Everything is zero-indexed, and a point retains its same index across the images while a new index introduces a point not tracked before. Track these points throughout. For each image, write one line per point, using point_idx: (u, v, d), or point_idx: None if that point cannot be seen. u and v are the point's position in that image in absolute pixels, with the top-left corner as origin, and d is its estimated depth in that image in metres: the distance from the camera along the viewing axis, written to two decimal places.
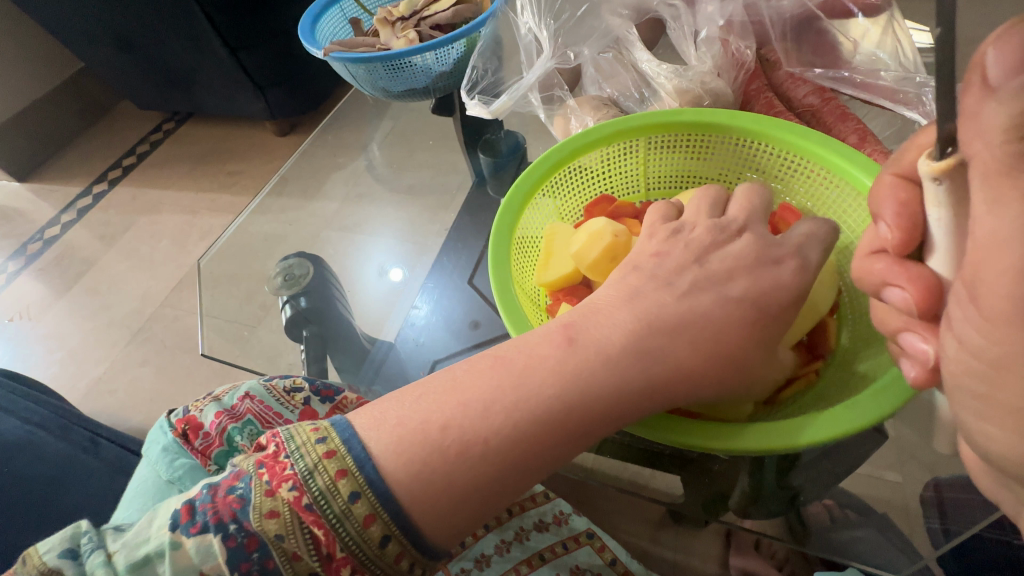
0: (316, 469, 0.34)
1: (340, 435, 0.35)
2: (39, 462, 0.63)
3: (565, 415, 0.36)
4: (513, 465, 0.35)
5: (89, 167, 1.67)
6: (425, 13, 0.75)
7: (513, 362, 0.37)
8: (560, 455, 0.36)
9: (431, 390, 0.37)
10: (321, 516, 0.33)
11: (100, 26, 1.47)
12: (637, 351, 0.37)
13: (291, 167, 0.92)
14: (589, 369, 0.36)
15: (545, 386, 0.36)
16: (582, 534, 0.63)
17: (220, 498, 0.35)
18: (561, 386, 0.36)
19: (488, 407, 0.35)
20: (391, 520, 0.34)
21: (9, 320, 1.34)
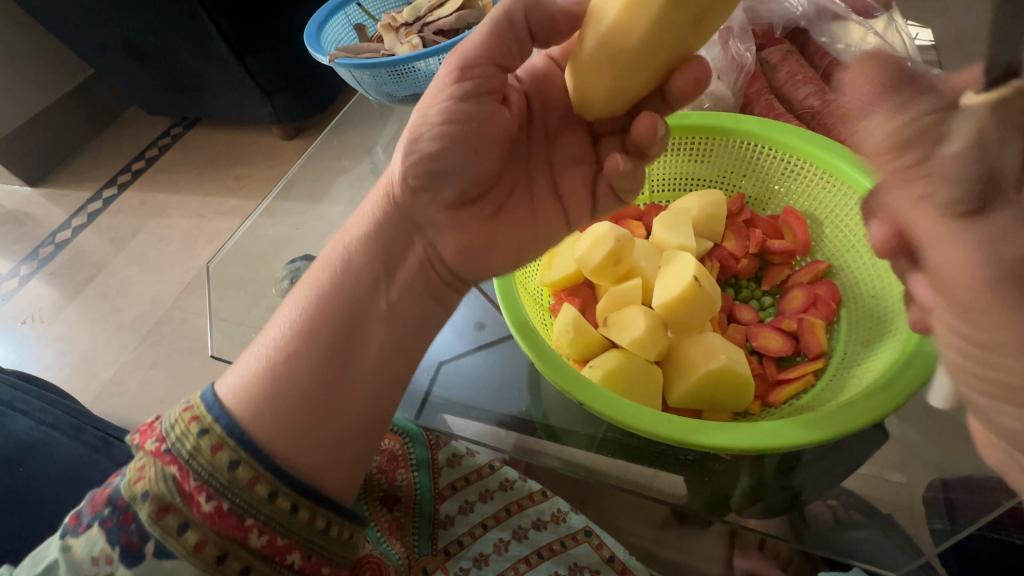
0: (181, 431, 0.39)
1: (205, 403, 0.41)
2: (52, 461, 0.64)
3: (311, 332, 0.43)
4: (281, 380, 0.42)
5: (99, 172, 1.70)
6: (428, 19, 0.76)
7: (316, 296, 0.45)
8: (306, 368, 0.43)
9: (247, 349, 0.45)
10: (174, 460, 0.38)
11: (110, 33, 1.49)
12: (418, 272, 0.46)
13: (297, 171, 0.94)
14: (310, 304, 0.44)
15: (318, 316, 0.44)
16: (579, 532, 0.64)
17: (100, 489, 0.39)
18: (340, 307, 0.44)
19: (278, 344, 0.43)
20: (253, 458, 0.39)
21: (22, 323, 1.36)
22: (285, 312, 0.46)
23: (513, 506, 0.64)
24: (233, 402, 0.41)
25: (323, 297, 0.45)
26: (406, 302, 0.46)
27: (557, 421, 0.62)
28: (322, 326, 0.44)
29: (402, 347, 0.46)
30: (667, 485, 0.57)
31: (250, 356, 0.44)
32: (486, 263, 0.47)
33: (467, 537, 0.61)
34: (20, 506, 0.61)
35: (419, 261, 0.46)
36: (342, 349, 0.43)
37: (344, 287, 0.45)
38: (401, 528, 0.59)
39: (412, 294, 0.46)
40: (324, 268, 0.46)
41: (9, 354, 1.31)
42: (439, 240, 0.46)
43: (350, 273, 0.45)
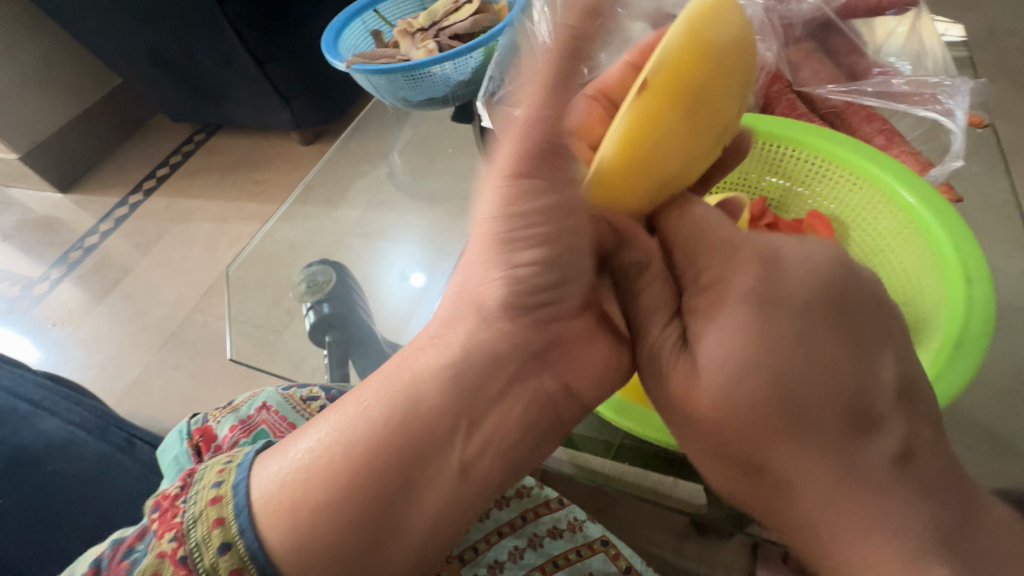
0: (204, 538, 0.36)
1: (236, 504, 0.37)
2: (79, 462, 0.66)
3: (386, 483, 0.37)
4: (348, 530, 0.36)
5: (126, 178, 1.75)
6: (444, 24, 0.77)
7: (400, 437, 0.37)
8: (375, 521, 0.36)
9: (314, 463, 0.37)
10: (191, 570, 0.35)
11: (137, 43, 1.54)
12: (524, 411, 0.40)
13: (316, 175, 0.95)
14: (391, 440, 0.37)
15: (393, 461, 0.37)
16: (596, 540, 0.63)
17: (117, 560, 0.38)
18: (421, 454, 0.37)
19: (342, 485, 0.36)
20: None
21: (52, 325, 1.41)
22: (332, 428, 0.39)
23: (529, 513, 0.63)
24: (268, 530, 0.36)
25: (390, 436, 0.37)
26: (487, 463, 0.39)
27: (575, 428, 0.61)
28: (377, 471, 0.37)
29: (462, 496, 0.39)
30: (685, 494, 0.55)
31: (297, 467, 0.38)
32: (595, 382, 0.42)
33: (481, 543, 0.61)
34: (48, 506, 0.63)
35: (523, 387, 0.40)
36: (400, 507, 0.37)
37: (405, 425, 0.38)
38: None
39: (491, 440, 0.39)
40: (393, 397, 0.38)
41: (39, 355, 1.35)
42: (548, 377, 0.40)
43: (417, 398, 0.38)
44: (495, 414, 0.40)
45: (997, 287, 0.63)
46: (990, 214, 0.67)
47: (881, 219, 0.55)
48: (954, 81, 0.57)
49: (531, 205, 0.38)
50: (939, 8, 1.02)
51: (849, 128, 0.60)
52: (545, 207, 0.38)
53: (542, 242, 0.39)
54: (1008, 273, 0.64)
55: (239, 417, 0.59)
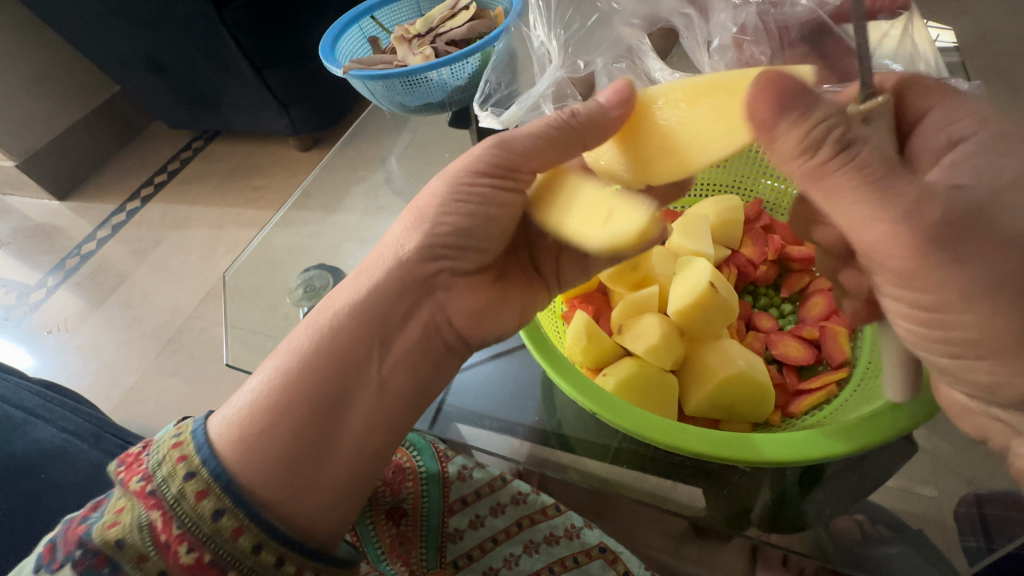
0: (167, 472, 0.39)
1: (195, 441, 0.41)
2: (72, 469, 0.65)
3: (312, 391, 0.43)
4: (286, 430, 0.42)
5: (124, 185, 1.75)
6: (441, 30, 0.77)
7: (319, 357, 0.44)
8: (309, 423, 0.42)
9: (245, 396, 0.43)
10: (159, 499, 0.38)
11: (135, 51, 1.54)
12: (428, 333, 0.48)
13: (313, 181, 0.95)
14: (311, 362, 0.44)
15: (317, 375, 0.43)
16: (594, 548, 0.62)
17: (73, 527, 0.39)
18: (340, 368, 0.44)
19: (279, 398, 0.42)
20: (227, 501, 0.38)
21: (48, 332, 1.40)
22: (266, 368, 0.45)
23: (524, 520, 0.63)
24: (222, 446, 0.41)
25: (309, 354, 0.44)
26: (398, 375, 0.47)
27: (570, 431, 0.61)
28: (310, 389, 0.43)
29: (389, 414, 0.46)
30: (683, 497, 0.55)
31: (241, 402, 0.43)
32: (494, 324, 0.51)
33: (476, 551, 0.60)
34: (42, 514, 0.62)
35: (423, 327, 0.48)
36: (328, 407, 0.43)
37: (334, 351, 0.44)
38: (406, 544, 0.58)
39: (406, 365, 0.47)
40: (306, 329, 0.45)
41: (34, 362, 1.34)
42: (450, 303, 0.48)
43: (341, 335, 0.45)
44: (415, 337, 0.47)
45: None
46: None
47: None
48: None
49: (450, 198, 0.45)
50: (932, 13, 1.04)
51: None
52: (456, 204, 0.45)
53: (475, 221, 0.45)
54: None
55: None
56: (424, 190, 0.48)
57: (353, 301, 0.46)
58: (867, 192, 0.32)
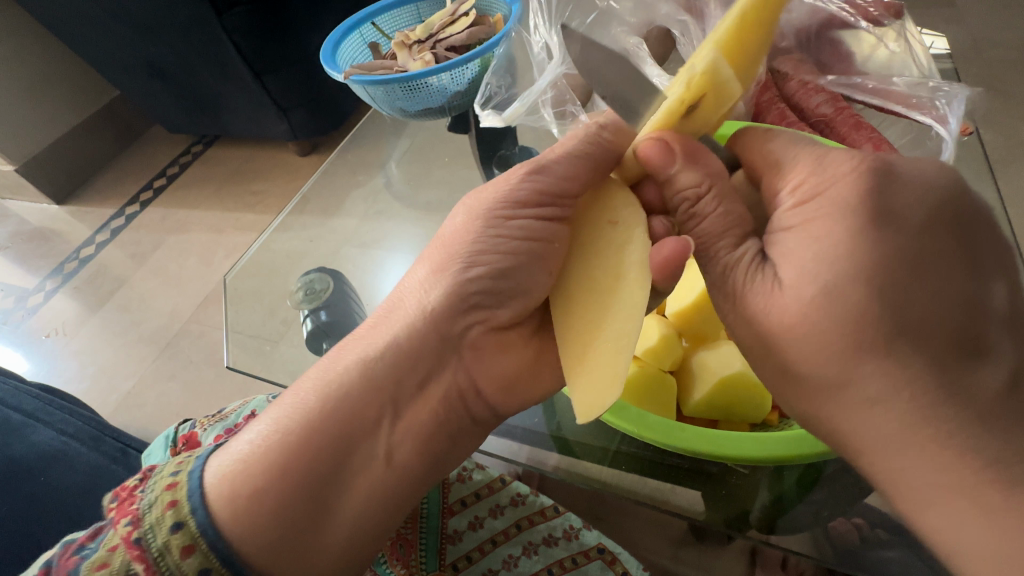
0: (156, 520, 0.37)
1: (190, 487, 0.39)
2: (71, 472, 0.65)
3: (321, 454, 0.41)
4: (293, 497, 0.39)
5: (123, 189, 1.75)
6: (441, 36, 0.78)
7: (330, 413, 0.42)
8: (314, 492, 0.40)
9: (247, 451, 0.41)
10: (144, 551, 0.36)
11: (135, 55, 1.55)
12: (442, 399, 0.45)
13: (312, 186, 0.95)
14: (320, 420, 0.41)
15: (326, 438, 0.41)
16: (592, 549, 0.63)
17: (66, 556, 0.38)
18: (349, 431, 0.42)
19: (283, 459, 0.40)
20: (213, 557, 0.37)
21: (45, 336, 1.40)
22: (266, 426, 0.42)
23: (523, 521, 0.63)
24: (218, 502, 0.38)
25: (316, 413, 0.41)
26: (405, 447, 0.43)
27: (571, 434, 0.61)
28: (316, 452, 0.40)
29: (392, 491, 0.43)
30: (684, 501, 0.55)
31: (239, 460, 0.40)
32: (529, 393, 0.47)
33: (476, 553, 0.60)
34: (40, 517, 0.62)
35: (445, 393, 0.45)
36: (335, 475, 0.41)
37: (346, 411, 0.42)
38: (406, 546, 0.57)
39: (416, 436, 0.43)
40: (315, 386, 0.43)
41: (31, 366, 1.34)
42: (475, 365, 0.45)
43: (348, 400, 0.42)
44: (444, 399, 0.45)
45: None
46: None
47: None
48: (951, 88, 0.59)
49: (483, 236, 0.44)
50: (926, 22, 1.06)
51: (838, 136, 0.60)
52: (481, 241, 0.44)
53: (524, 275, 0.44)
54: None
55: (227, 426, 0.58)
56: (450, 227, 0.46)
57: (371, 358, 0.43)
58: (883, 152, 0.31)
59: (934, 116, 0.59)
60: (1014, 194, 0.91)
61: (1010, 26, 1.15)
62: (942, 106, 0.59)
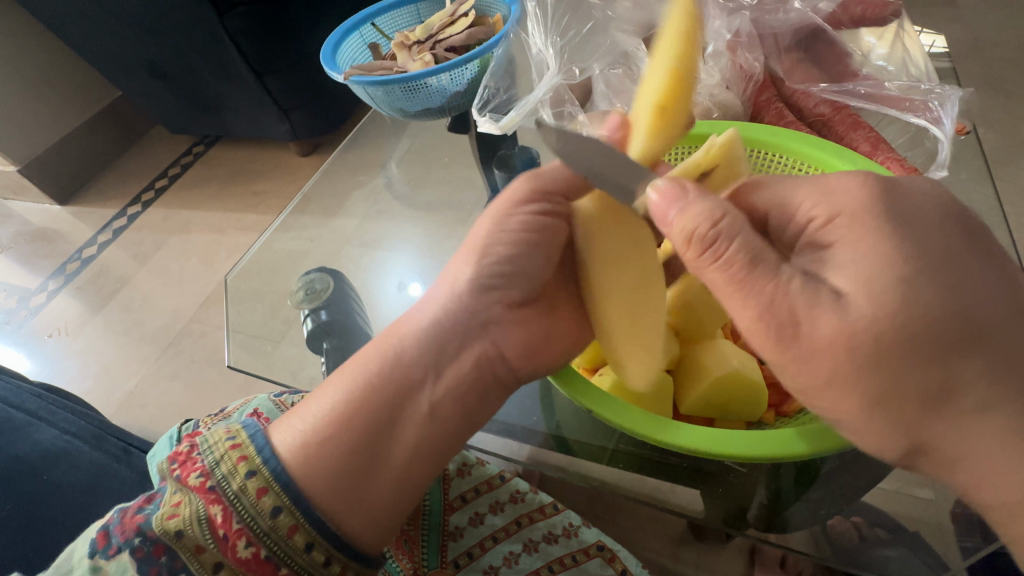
0: (229, 470, 0.41)
1: (256, 443, 0.43)
2: (75, 471, 0.66)
3: (375, 409, 0.44)
4: (353, 445, 0.43)
5: (125, 190, 1.76)
6: (441, 37, 0.78)
7: (384, 371, 0.46)
8: (371, 442, 0.44)
9: (314, 410, 0.45)
10: (220, 495, 0.40)
11: (137, 57, 1.56)
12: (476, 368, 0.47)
13: (313, 186, 0.96)
14: (377, 379, 0.45)
15: (381, 394, 0.45)
16: (592, 546, 0.63)
17: (129, 516, 0.41)
18: (399, 390, 0.45)
19: (344, 412, 0.44)
20: (282, 493, 0.41)
21: (49, 336, 1.40)
22: (335, 388, 0.46)
23: (523, 519, 0.63)
24: (287, 452, 0.42)
25: (373, 375, 0.46)
26: (448, 404, 0.46)
27: (570, 432, 0.61)
28: (371, 406, 0.44)
29: (438, 442, 0.46)
30: (682, 499, 0.57)
31: (310, 417, 0.44)
32: (546, 363, 0.48)
33: (476, 549, 0.61)
34: (44, 515, 0.62)
35: (477, 360, 0.47)
36: (388, 425, 0.44)
37: (396, 371, 0.46)
38: (409, 542, 0.57)
39: (456, 396, 0.46)
40: (376, 352, 0.47)
41: (34, 366, 1.34)
42: (503, 337, 0.48)
43: (409, 358, 0.46)
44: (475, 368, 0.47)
45: None
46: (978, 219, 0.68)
47: None
48: (944, 90, 0.59)
49: (496, 230, 0.47)
50: (926, 21, 1.06)
51: (837, 135, 0.61)
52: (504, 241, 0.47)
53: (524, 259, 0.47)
54: None
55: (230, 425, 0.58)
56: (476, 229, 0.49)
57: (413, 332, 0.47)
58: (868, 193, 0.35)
59: (929, 117, 0.58)
60: (1014, 194, 0.91)
61: (1011, 25, 1.15)
62: (937, 107, 0.58)
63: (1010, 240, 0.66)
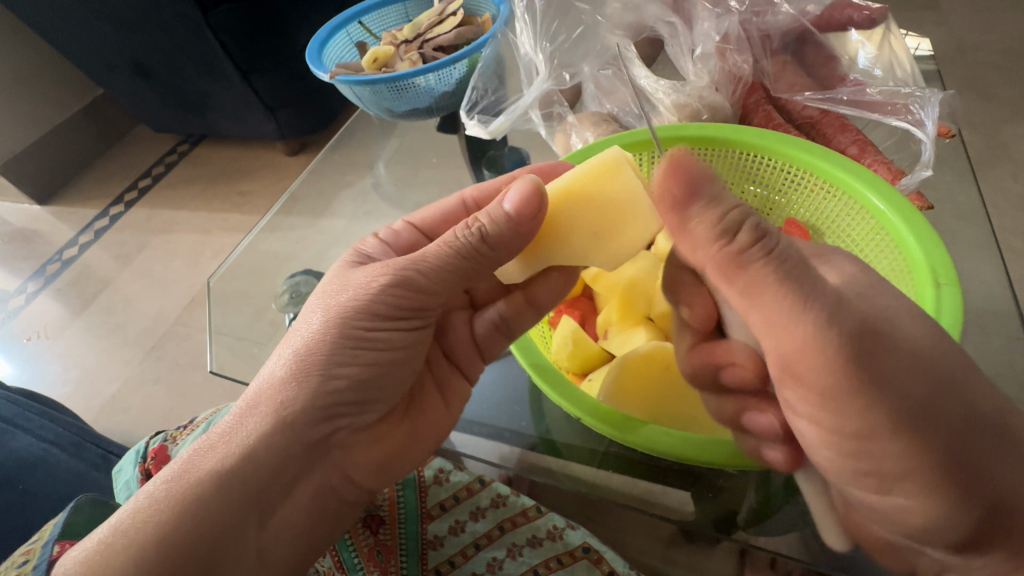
0: None
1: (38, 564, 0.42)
2: (51, 479, 0.64)
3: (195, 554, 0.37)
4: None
5: (108, 188, 1.72)
6: (429, 36, 0.77)
7: (234, 498, 0.39)
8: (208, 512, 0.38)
9: (159, 485, 0.39)
10: None
11: (118, 53, 1.52)
12: (324, 443, 0.43)
13: (300, 186, 0.93)
14: (259, 476, 0.40)
15: (201, 499, 0.38)
16: (578, 548, 0.62)
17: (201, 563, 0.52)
18: (209, 487, 0.39)
19: (159, 519, 0.37)
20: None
21: (28, 339, 1.37)
22: (173, 468, 0.40)
23: (506, 523, 0.63)
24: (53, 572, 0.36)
25: (253, 451, 0.40)
26: (315, 502, 0.44)
27: (559, 436, 0.61)
28: (188, 515, 0.38)
29: (312, 515, 0.44)
30: (672, 501, 0.55)
31: (143, 492, 0.39)
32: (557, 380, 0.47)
33: (458, 557, 0.61)
34: (17, 526, 0.60)
35: (351, 457, 0.45)
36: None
37: (281, 448, 0.41)
38: (384, 553, 0.59)
39: (311, 498, 0.44)
40: (274, 397, 0.41)
41: (12, 370, 1.31)
42: (359, 444, 0.45)
43: (240, 440, 0.40)
44: (317, 488, 0.44)
45: (972, 294, 0.65)
46: (963, 220, 0.69)
47: (858, 227, 0.54)
48: (925, 93, 0.59)
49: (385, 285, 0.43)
50: (911, 26, 1.08)
51: (825, 138, 0.62)
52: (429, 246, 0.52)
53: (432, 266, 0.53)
54: (979, 276, 0.65)
55: (198, 437, 0.59)
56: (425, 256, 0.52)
57: (266, 452, 0.41)
58: (783, 290, 0.32)
59: (913, 120, 0.58)
60: (997, 195, 0.93)
61: (993, 26, 1.17)
62: (921, 110, 0.58)
63: (992, 239, 0.66)
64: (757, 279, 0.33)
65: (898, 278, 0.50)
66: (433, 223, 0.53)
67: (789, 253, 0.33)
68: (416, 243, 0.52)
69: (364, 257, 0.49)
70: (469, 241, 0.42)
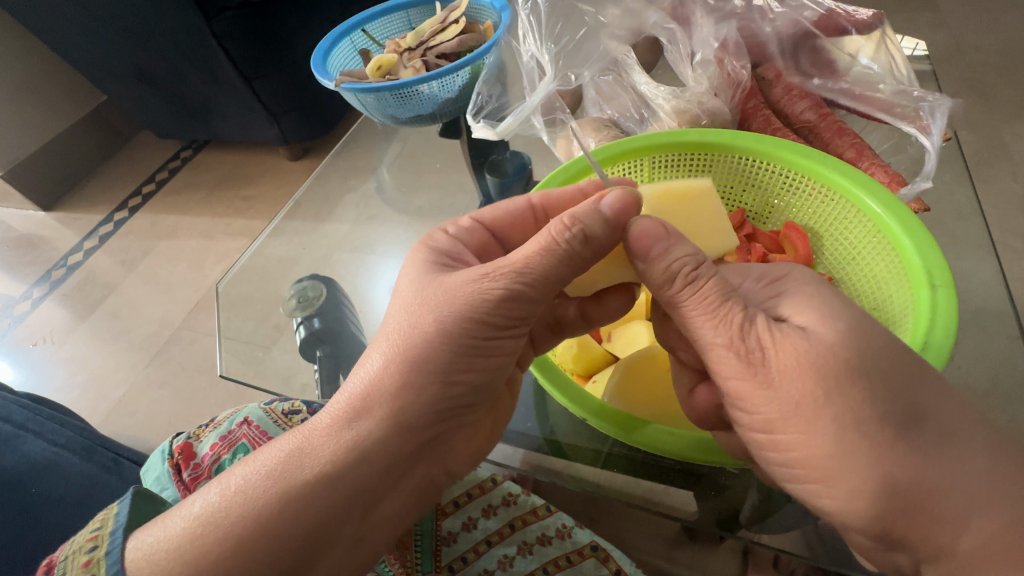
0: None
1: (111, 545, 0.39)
2: (63, 483, 0.65)
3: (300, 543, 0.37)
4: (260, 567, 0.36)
5: (112, 194, 1.74)
6: (431, 43, 0.78)
7: (335, 496, 0.37)
8: (311, 506, 0.37)
9: (263, 471, 0.38)
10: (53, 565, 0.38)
11: (122, 60, 1.54)
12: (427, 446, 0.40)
13: (304, 192, 0.95)
14: (363, 477, 0.38)
15: (304, 492, 0.37)
16: (585, 547, 0.63)
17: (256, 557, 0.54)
18: (314, 481, 0.37)
19: (266, 504, 0.37)
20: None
21: (35, 344, 1.38)
22: (276, 455, 0.39)
23: (517, 521, 0.64)
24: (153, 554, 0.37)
25: (357, 451, 0.38)
26: (413, 502, 0.41)
27: (564, 437, 0.62)
28: (296, 505, 0.37)
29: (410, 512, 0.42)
30: (676, 501, 0.57)
31: (249, 475, 0.39)
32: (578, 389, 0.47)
33: (471, 554, 0.62)
34: (29, 530, 0.61)
35: (452, 457, 0.42)
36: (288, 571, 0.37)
37: (384, 451, 0.38)
38: (402, 548, 0.60)
39: (409, 500, 0.41)
40: (377, 398, 0.38)
41: (19, 375, 1.32)
42: (459, 445, 0.42)
43: (342, 445, 0.38)
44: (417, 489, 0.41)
45: (969, 294, 0.65)
46: (960, 222, 0.70)
47: (855, 229, 0.55)
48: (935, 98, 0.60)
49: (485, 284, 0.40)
50: (908, 30, 1.08)
51: (822, 141, 0.63)
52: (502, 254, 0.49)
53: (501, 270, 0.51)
54: (977, 276, 0.66)
55: (220, 433, 0.59)
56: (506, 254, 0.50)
57: (369, 455, 0.38)
58: (710, 312, 0.37)
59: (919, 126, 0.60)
60: (993, 196, 0.94)
61: (989, 28, 1.17)
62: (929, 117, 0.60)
63: (989, 240, 0.67)
64: (695, 303, 0.38)
65: (894, 278, 0.51)
66: (502, 223, 0.50)
67: (717, 285, 0.38)
68: (485, 241, 0.49)
69: (445, 255, 0.45)
70: (572, 244, 0.40)
